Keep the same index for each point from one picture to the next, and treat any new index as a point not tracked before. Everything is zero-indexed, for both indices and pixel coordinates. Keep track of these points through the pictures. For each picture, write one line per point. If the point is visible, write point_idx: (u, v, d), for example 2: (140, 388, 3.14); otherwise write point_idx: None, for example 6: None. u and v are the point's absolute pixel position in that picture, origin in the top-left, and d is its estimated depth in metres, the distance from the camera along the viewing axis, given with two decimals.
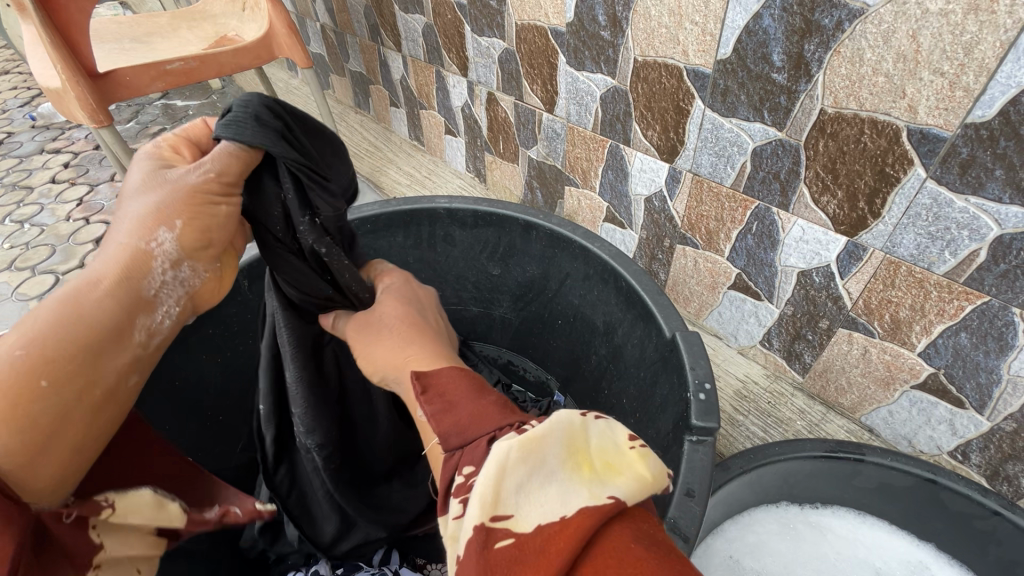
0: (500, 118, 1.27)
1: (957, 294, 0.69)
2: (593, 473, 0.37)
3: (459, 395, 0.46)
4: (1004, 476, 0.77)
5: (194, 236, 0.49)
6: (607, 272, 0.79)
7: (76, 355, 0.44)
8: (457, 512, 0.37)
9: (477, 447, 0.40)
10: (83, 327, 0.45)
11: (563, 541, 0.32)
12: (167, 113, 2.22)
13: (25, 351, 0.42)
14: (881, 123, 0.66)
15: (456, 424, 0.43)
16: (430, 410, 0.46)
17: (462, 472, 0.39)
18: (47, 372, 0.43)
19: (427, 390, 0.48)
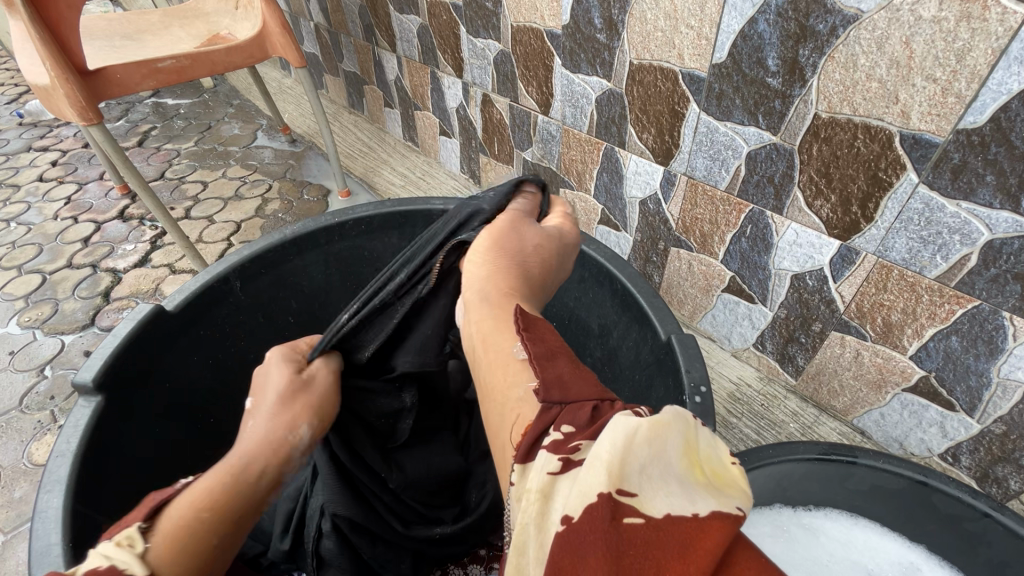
0: (495, 120, 1.27)
1: (948, 298, 0.70)
2: (708, 479, 0.33)
3: (561, 350, 0.43)
4: (993, 478, 0.78)
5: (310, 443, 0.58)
6: (602, 274, 0.79)
7: (240, 516, 0.48)
8: (555, 469, 0.33)
9: (581, 410, 0.37)
10: (251, 494, 0.50)
11: (706, 542, 0.28)
12: (158, 111, 2.20)
13: (207, 512, 0.46)
14: (874, 128, 0.66)
15: (556, 376, 0.40)
16: (532, 350, 0.42)
17: (559, 429, 0.35)
18: (215, 532, 0.45)
19: (530, 331, 0.44)
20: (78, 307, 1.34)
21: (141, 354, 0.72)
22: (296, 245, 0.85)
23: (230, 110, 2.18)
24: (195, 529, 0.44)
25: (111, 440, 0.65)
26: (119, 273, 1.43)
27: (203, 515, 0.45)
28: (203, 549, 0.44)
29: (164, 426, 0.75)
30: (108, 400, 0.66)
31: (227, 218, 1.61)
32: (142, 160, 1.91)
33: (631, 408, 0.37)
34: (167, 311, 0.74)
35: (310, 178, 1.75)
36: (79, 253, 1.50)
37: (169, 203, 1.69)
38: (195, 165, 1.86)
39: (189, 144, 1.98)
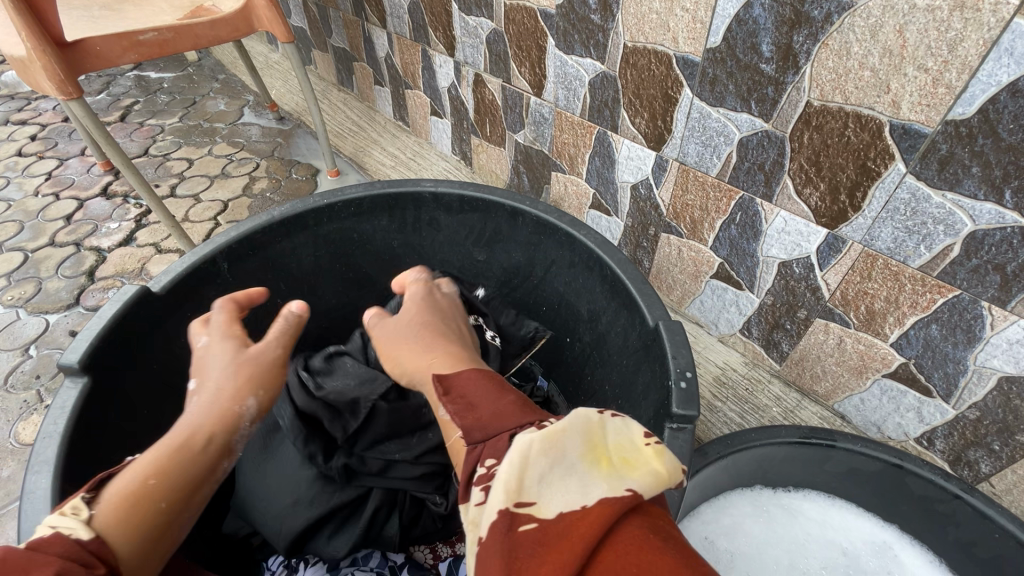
0: (487, 101, 1.25)
1: (930, 287, 0.71)
2: (609, 467, 0.37)
3: (482, 395, 0.45)
4: (966, 462, 0.80)
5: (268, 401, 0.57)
6: (592, 260, 0.80)
7: (187, 477, 0.50)
8: (479, 499, 0.37)
9: (500, 441, 0.40)
10: (190, 455, 0.51)
11: (583, 528, 0.33)
12: (140, 85, 2.14)
13: (154, 478, 0.48)
14: (865, 117, 0.66)
15: (478, 418, 0.43)
16: (452, 410, 0.45)
17: (484, 464, 0.39)
18: (164, 496, 0.48)
19: (450, 393, 0.47)
20: (62, 285, 1.32)
21: (129, 335, 0.69)
22: (284, 226, 0.84)
23: (215, 85, 2.13)
24: (141, 497, 0.46)
25: (104, 420, 0.64)
26: (104, 252, 1.41)
27: (145, 482, 0.47)
28: (140, 525, 0.45)
29: (157, 408, 0.73)
30: (95, 380, 0.63)
31: (214, 196, 1.59)
32: (124, 136, 1.86)
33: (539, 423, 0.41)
34: (154, 293, 0.72)
35: (298, 157, 1.73)
36: (62, 231, 1.47)
37: (154, 180, 1.66)
38: (180, 141, 1.82)
39: (173, 119, 1.93)
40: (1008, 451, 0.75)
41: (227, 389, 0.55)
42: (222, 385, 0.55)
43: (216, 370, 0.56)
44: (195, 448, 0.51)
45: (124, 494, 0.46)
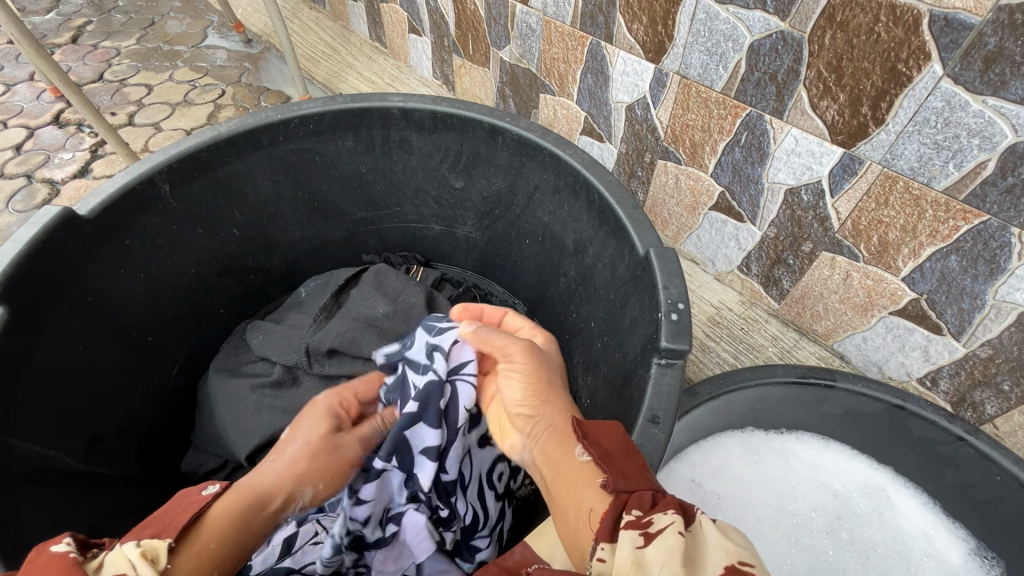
0: (469, 12, 1.12)
1: (954, 213, 0.63)
2: None
3: (619, 453, 0.45)
4: (970, 404, 0.75)
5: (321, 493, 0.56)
6: (579, 184, 0.71)
7: (245, 538, 0.48)
8: (640, 542, 0.36)
9: (645, 495, 0.40)
10: (249, 533, 0.48)
11: None
12: (94, 3, 1.94)
13: (216, 544, 0.45)
14: (900, 8, 0.57)
15: (615, 470, 0.43)
16: (593, 454, 0.45)
17: (631, 512, 0.39)
18: (217, 565, 0.45)
19: (589, 435, 0.47)
20: (13, 220, 1.23)
21: (53, 262, 0.61)
22: (233, 144, 0.74)
23: (176, 3, 1.94)
24: (202, 561, 0.44)
25: (26, 358, 0.58)
26: (57, 184, 1.30)
27: (214, 543, 0.45)
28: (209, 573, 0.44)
29: (96, 343, 0.67)
30: (12, 312, 0.56)
31: (176, 125, 1.46)
32: (77, 59, 1.69)
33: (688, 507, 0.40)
34: (81, 217, 0.63)
35: (268, 83, 1.58)
36: (11, 162, 1.36)
37: (109, 107, 1.52)
38: (138, 65, 1.67)
39: (130, 41, 1.76)
40: (1018, 391, 0.69)
41: (305, 470, 0.55)
42: (302, 464, 0.55)
43: (307, 445, 0.56)
44: (264, 515, 0.50)
45: (189, 553, 0.43)
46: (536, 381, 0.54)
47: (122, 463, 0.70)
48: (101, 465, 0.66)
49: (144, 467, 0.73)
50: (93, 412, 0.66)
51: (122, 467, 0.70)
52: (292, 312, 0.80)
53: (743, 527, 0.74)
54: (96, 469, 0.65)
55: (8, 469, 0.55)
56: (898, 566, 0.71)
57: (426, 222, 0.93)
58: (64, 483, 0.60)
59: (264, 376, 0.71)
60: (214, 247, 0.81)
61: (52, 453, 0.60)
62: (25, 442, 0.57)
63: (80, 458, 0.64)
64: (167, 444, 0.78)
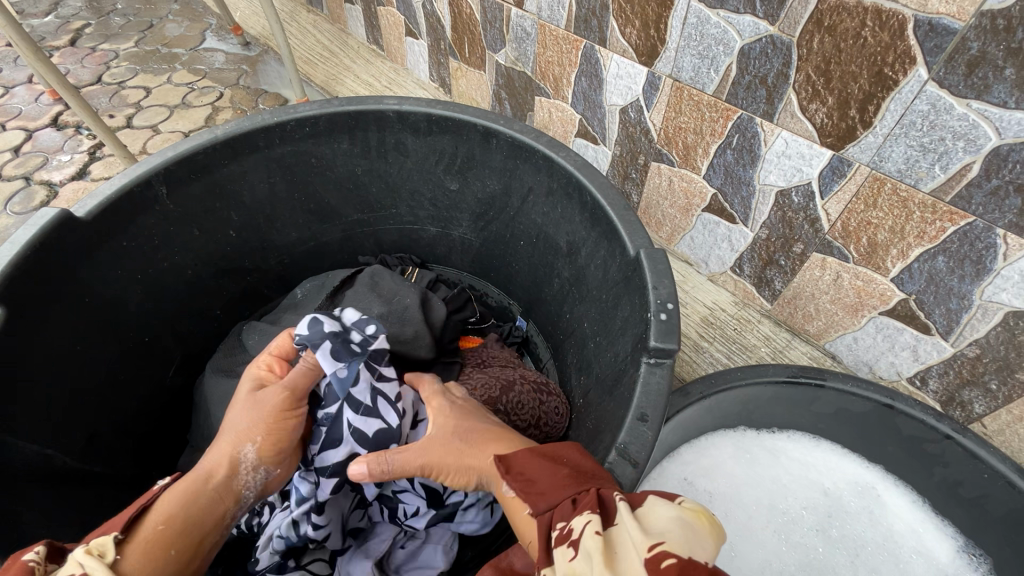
0: (465, 16, 1.13)
1: (940, 215, 0.64)
2: (706, 518, 0.37)
3: (540, 471, 0.46)
4: (959, 403, 0.76)
5: (271, 446, 0.56)
6: (571, 185, 0.72)
7: (194, 509, 0.50)
8: (570, 555, 0.37)
9: (565, 506, 0.41)
10: (201, 509, 0.51)
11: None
12: (92, 6, 1.94)
13: (164, 523, 0.48)
14: (886, 13, 0.58)
15: (535, 493, 0.44)
16: (516, 487, 0.45)
17: (557, 527, 0.40)
18: (173, 542, 0.47)
19: (512, 469, 0.47)
20: (12, 221, 1.23)
21: (51, 263, 0.62)
22: (230, 147, 0.75)
23: (174, 6, 1.95)
24: (152, 543, 0.46)
25: (24, 358, 0.59)
26: (56, 186, 1.31)
27: (162, 523, 0.47)
28: (159, 546, 0.46)
29: (94, 343, 0.68)
30: (10, 312, 0.57)
31: (174, 128, 1.47)
32: (75, 62, 1.70)
33: (604, 495, 0.41)
34: (79, 218, 0.64)
35: (266, 86, 1.59)
36: (10, 164, 1.36)
37: (108, 110, 1.53)
38: (136, 68, 1.67)
39: (129, 44, 1.76)
40: (1005, 390, 0.70)
41: (242, 430, 0.55)
42: (238, 426, 0.55)
43: (236, 408, 0.56)
44: (211, 483, 0.52)
45: (135, 538, 0.46)
46: (452, 456, 0.52)
47: (119, 462, 0.70)
48: (97, 464, 0.67)
49: (140, 466, 0.73)
50: (90, 412, 0.67)
51: (119, 466, 0.70)
52: (288, 313, 0.81)
53: (734, 525, 0.75)
54: (92, 468, 0.66)
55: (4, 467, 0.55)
56: (887, 563, 0.72)
57: (422, 224, 0.94)
58: (60, 481, 0.61)
59: None
60: (211, 249, 0.81)
61: (49, 452, 0.61)
62: (23, 440, 0.58)
63: (77, 457, 0.64)
64: (164, 443, 0.78)
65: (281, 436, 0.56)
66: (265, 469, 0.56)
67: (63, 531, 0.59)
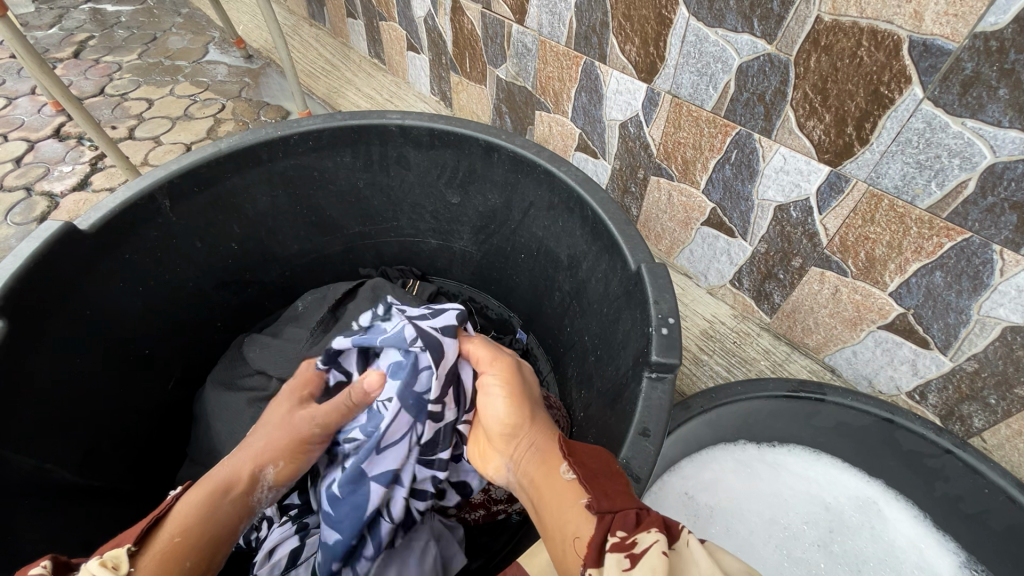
0: (466, 31, 1.15)
1: (937, 230, 0.65)
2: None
3: (603, 471, 0.46)
4: (958, 417, 0.76)
5: (291, 461, 0.58)
6: (573, 200, 0.72)
7: (213, 522, 0.50)
8: (626, 565, 0.36)
9: (628, 516, 0.40)
10: (215, 518, 0.50)
11: None
12: (96, 19, 1.96)
13: (179, 536, 0.47)
14: (881, 33, 0.59)
15: (599, 490, 0.43)
16: (580, 473, 0.46)
17: (617, 534, 0.39)
18: (189, 554, 0.47)
19: (575, 454, 0.48)
20: (10, 232, 1.23)
21: (52, 277, 0.62)
22: (234, 160, 0.75)
23: (177, 20, 1.97)
24: (167, 554, 0.45)
25: (25, 371, 0.59)
26: (56, 197, 1.31)
27: (177, 535, 0.47)
28: (175, 558, 0.45)
29: (94, 356, 0.68)
30: (11, 325, 0.57)
31: (176, 139, 1.48)
32: (78, 74, 1.71)
33: (669, 523, 0.40)
34: (81, 231, 0.64)
35: (268, 98, 1.61)
36: (11, 174, 1.37)
37: (110, 121, 1.54)
38: (139, 80, 1.69)
39: (132, 56, 1.78)
40: (1005, 404, 0.70)
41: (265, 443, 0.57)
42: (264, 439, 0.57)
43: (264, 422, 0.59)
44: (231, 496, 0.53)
45: (149, 549, 0.45)
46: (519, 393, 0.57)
47: (118, 476, 0.70)
48: (96, 478, 0.67)
49: (138, 480, 0.73)
50: (90, 425, 0.67)
51: (118, 479, 0.70)
52: (289, 325, 0.81)
53: (736, 540, 0.74)
54: (90, 482, 0.66)
55: (3, 481, 0.55)
56: None
57: (423, 236, 0.94)
58: (59, 496, 0.61)
59: (257, 392, 0.73)
60: (213, 261, 0.82)
61: (47, 466, 0.61)
62: (21, 454, 0.58)
63: (74, 471, 0.64)
64: (163, 456, 0.78)
65: (305, 452, 0.59)
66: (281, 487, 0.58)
67: (61, 546, 0.58)
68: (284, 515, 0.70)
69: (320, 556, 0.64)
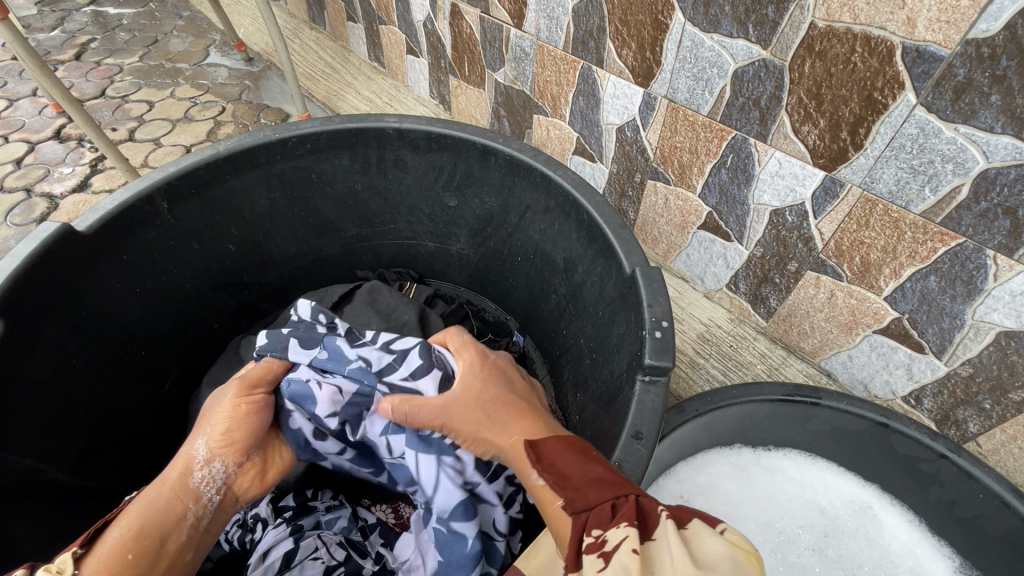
0: (465, 35, 1.15)
1: (931, 235, 0.65)
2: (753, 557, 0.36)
3: (571, 462, 0.46)
4: (953, 421, 0.76)
5: (222, 438, 0.58)
6: (569, 204, 0.73)
7: (147, 510, 0.51)
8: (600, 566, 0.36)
9: (603, 510, 0.40)
10: (160, 512, 0.52)
11: None
12: (98, 21, 1.97)
13: (117, 533, 0.49)
14: (875, 39, 0.59)
15: (570, 489, 0.43)
16: (548, 474, 0.46)
17: (592, 533, 0.38)
18: (128, 545, 0.48)
19: (543, 457, 0.48)
20: (10, 233, 1.24)
21: (49, 278, 0.62)
22: (232, 163, 0.76)
23: (179, 22, 1.98)
24: (106, 550, 0.47)
25: (22, 371, 0.59)
26: (56, 199, 1.32)
27: (117, 532, 0.49)
28: (113, 550, 0.47)
29: (90, 358, 0.68)
30: (7, 326, 0.57)
31: (176, 141, 1.48)
32: (79, 76, 1.72)
33: (650, 511, 0.39)
34: (79, 232, 0.65)
35: (268, 101, 1.61)
36: (11, 176, 1.37)
37: (110, 123, 1.54)
38: (140, 82, 1.69)
39: (133, 58, 1.79)
40: (999, 409, 0.70)
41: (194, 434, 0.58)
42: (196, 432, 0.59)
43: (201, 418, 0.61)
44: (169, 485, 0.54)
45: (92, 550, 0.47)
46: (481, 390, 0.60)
47: (113, 477, 0.70)
48: (90, 479, 0.67)
49: (134, 481, 0.73)
50: (85, 426, 0.67)
51: (113, 480, 0.70)
52: None
53: None
54: (86, 483, 0.66)
55: None
56: None
57: (421, 239, 0.95)
58: (53, 497, 0.61)
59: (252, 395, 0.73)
60: (210, 263, 0.82)
61: (43, 467, 0.61)
62: (16, 455, 0.58)
63: (70, 472, 0.64)
64: (159, 457, 0.78)
65: (237, 427, 0.59)
66: (228, 464, 0.58)
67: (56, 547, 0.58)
68: (278, 517, 0.69)
69: (314, 560, 0.63)
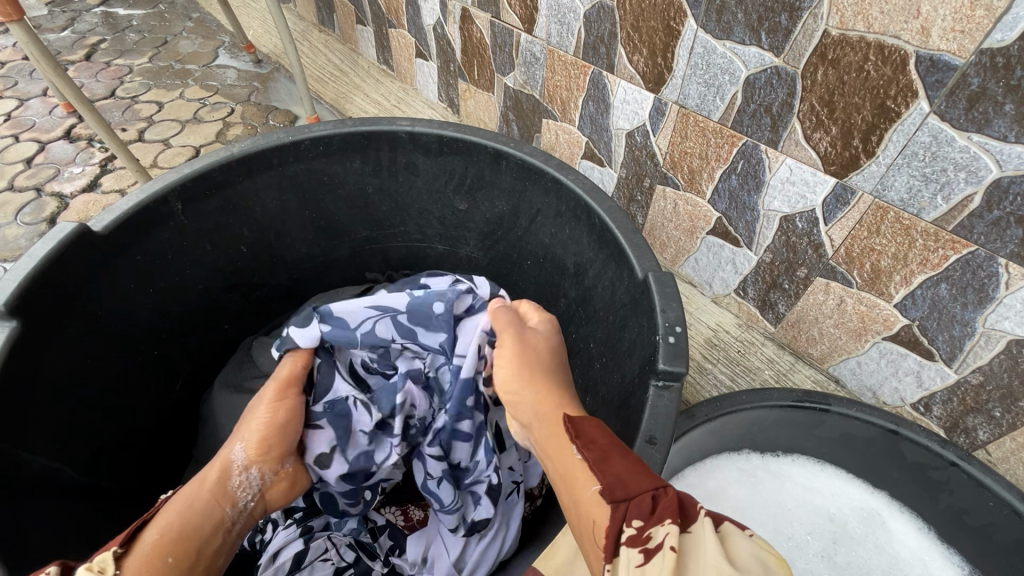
0: (474, 40, 1.16)
1: (943, 243, 0.65)
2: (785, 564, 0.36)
3: (613, 447, 0.45)
4: (962, 429, 0.76)
5: (259, 445, 0.59)
6: (580, 208, 0.73)
7: (188, 513, 0.51)
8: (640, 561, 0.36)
9: (643, 502, 0.40)
10: (200, 514, 0.52)
11: None
12: (108, 22, 1.99)
13: (159, 534, 0.48)
14: (889, 48, 0.60)
15: (613, 477, 0.42)
16: (589, 456, 0.44)
17: (633, 523, 0.38)
18: (170, 548, 0.48)
19: (582, 436, 0.47)
20: (21, 232, 1.24)
21: (65, 278, 0.63)
22: (245, 165, 0.76)
23: (188, 24, 1.99)
24: (151, 552, 0.47)
25: (37, 370, 0.59)
26: (66, 199, 1.32)
27: (160, 533, 0.49)
28: (159, 551, 0.47)
29: (104, 357, 0.69)
30: (23, 326, 0.58)
31: (185, 142, 1.49)
32: (90, 76, 1.73)
33: (688, 507, 0.39)
34: (94, 233, 0.65)
35: (276, 102, 1.62)
36: (22, 175, 1.38)
37: (120, 124, 1.55)
38: (149, 82, 1.70)
39: (142, 59, 1.80)
40: (1009, 417, 0.70)
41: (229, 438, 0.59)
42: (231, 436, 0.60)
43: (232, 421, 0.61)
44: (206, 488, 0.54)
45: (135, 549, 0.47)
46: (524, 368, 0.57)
47: (124, 476, 0.71)
48: (103, 478, 0.67)
49: (145, 480, 0.74)
50: (99, 425, 0.67)
51: (124, 479, 0.71)
52: None
53: None
54: (98, 481, 0.66)
55: (14, 480, 0.55)
56: None
57: (430, 242, 0.95)
58: (67, 495, 0.61)
59: None
60: (222, 264, 0.82)
61: (57, 465, 0.61)
62: (31, 453, 0.58)
63: (83, 471, 0.65)
64: (169, 455, 0.78)
65: (273, 435, 0.60)
66: (263, 472, 0.59)
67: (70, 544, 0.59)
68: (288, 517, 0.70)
69: (323, 561, 0.65)
